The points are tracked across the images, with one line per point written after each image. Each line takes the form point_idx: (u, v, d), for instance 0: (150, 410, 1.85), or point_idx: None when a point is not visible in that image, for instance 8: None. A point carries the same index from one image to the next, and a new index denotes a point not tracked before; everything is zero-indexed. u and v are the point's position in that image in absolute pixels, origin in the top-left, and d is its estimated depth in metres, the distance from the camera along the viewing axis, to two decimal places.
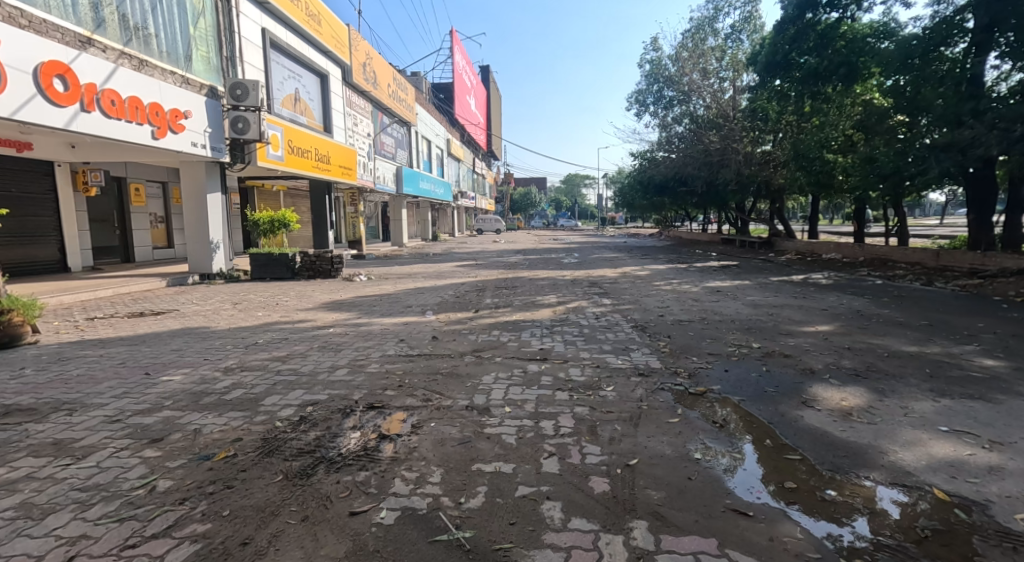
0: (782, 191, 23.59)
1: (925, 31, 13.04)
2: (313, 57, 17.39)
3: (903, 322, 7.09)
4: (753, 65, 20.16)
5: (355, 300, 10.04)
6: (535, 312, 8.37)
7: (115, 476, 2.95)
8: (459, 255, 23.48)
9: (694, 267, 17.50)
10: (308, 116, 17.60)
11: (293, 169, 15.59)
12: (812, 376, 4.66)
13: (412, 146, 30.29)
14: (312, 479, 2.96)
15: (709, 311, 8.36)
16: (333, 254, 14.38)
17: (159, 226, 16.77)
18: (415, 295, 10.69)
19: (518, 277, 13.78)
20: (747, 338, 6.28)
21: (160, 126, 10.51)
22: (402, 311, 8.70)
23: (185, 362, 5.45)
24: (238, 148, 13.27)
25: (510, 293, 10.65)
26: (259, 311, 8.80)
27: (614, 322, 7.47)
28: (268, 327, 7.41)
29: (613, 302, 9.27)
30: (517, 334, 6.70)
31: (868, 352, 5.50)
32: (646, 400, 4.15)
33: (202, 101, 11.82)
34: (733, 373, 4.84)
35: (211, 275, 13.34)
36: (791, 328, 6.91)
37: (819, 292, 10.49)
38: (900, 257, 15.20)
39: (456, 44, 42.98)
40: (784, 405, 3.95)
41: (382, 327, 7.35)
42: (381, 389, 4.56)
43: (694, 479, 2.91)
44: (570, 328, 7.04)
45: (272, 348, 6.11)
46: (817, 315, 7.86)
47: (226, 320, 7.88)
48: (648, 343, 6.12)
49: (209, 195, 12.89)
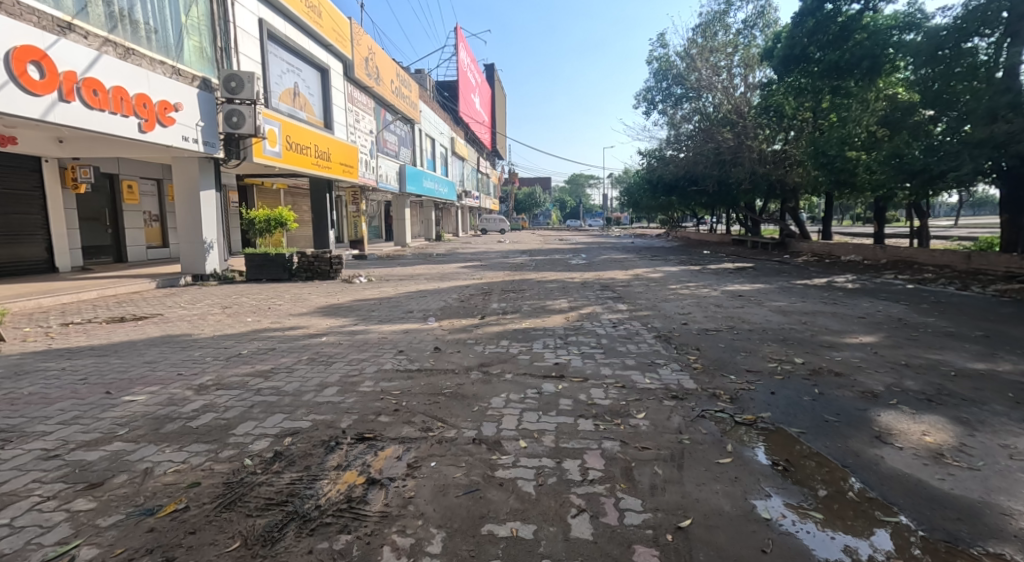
0: (796, 191, 22.86)
1: (955, 21, 12.35)
2: (312, 49, 16.79)
3: (955, 333, 6.44)
4: (769, 60, 19.47)
5: (353, 304, 9.39)
6: (546, 320, 7.69)
7: (26, 542, 2.33)
8: (463, 256, 22.84)
9: (709, 268, 16.75)
10: (307, 112, 17.01)
11: (291, 166, 14.98)
12: (876, 401, 4.01)
13: (416, 144, 29.72)
14: (277, 549, 2.32)
15: (735, 318, 7.68)
16: (333, 254, 13.78)
17: (153, 225, 16.20)
18: (417, 298, 10.03)
19: (526, 280, 13.10)
20: (786, 352, 5.61)
21: (147, 119, 9.88)
22: (402, 317, 8.04)
23: (155, 378, 4.81)
24: (233, 144, 12.67)
25: (519, 297, 9.98)
26: (249, 316, 8.15)
27: (634, 331, 6.81)
28: (255, 335, 6.77)
29: (629, 309, 8.58)
30: (528, 345, 6.05)
31: (930, 370, 4.83)
32: (688, 433, 3.51)
33: (193, 93, 11.20)
34: (781, 396, 4.19)
35: (205, 275, 12.75)
36: (833, 339, 6.24)
37: (850, 297, 9.79)
38: (927, 260, 14.41)
39: (461, 41, 42.39)
40: (856, 441, 3.30)
41: (379, 335, 6.72)
42: (373, 415, 3.92)
43: (771, 552, 2.29)
44: (586, 339, 6.38)
45: (256, 361, 5.47)
46: (855, 323, 7.19)
47: (211, 328, 7.23)
48: (676, 357, 5.46)
49: (202, 192, 12.30)
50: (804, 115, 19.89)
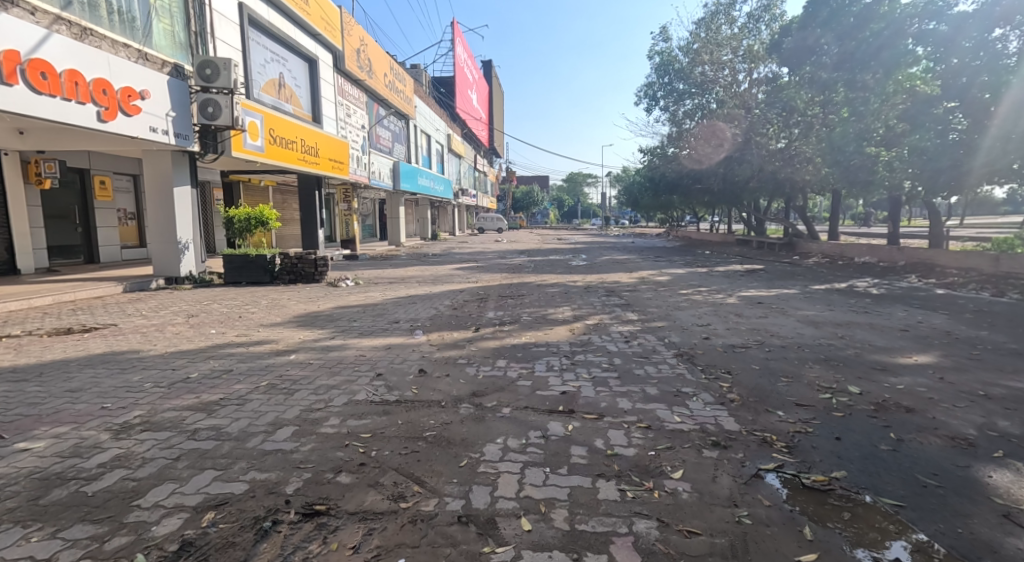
0: (805, 189, 22.01)
1: (982, 8, 11.48)
2: (298, 38, 15.87)
3: (1021, 351, 5.60)
4: (778, 52, 18.57)
5: (334, 312, 8.47)
6: (549, 333, 6.79)
7: None
8: (460, 256, 21.94)
9: (718, 270, 15.89)
10: (293, 104, 16.11)
11: (274, 161, 14.04)
12: (978, 455, 3.14)
13: (410, 140, 28.81)
14: None
15: (762, 331, 6.80)
16: (317, 256, 12.87)
17: (129, 223, 15.25)
18: (405, 305, 9.14)
19: (524, 283, 12.19)
20: (835, 377, 4.72)
21: (107, 107, 8.95)
22: (386, 329, 7.10)
23: (71, 415, 3.87)
24: (209, 137, 11.76)
25: (517, 304, 9.07)
26: (214, 327, 7.22)
27: (651, 348, 5.90)
28: (212, 352, 5.82)
29: (641, 319, 7.67)
30: (529, 368, 5.14)
31: (1020, 405, 3.96)
32: (746, 506, 2.64)
33: (163, 80, 10.27)
34: (850, 442, 3.35)
35: (178, 279, 11.83)
36: (883, 359, 5.37)
37: (881, 305, 8.94)
38: (949, 264, 13.54)
39: (457, 36, 41.42)
40: (980, 526, 2.43)
41: (356, 353, 5.82)
42: (331, 473, 3.03)
43: None
44: (596, 358, 5.48)
45: (204, 389, 4.54)
46: (901, 339, 6.30)
47: (166, 342, 6.30)
48: (705, 385, 4.57)
49: (175, 188, 11.40)
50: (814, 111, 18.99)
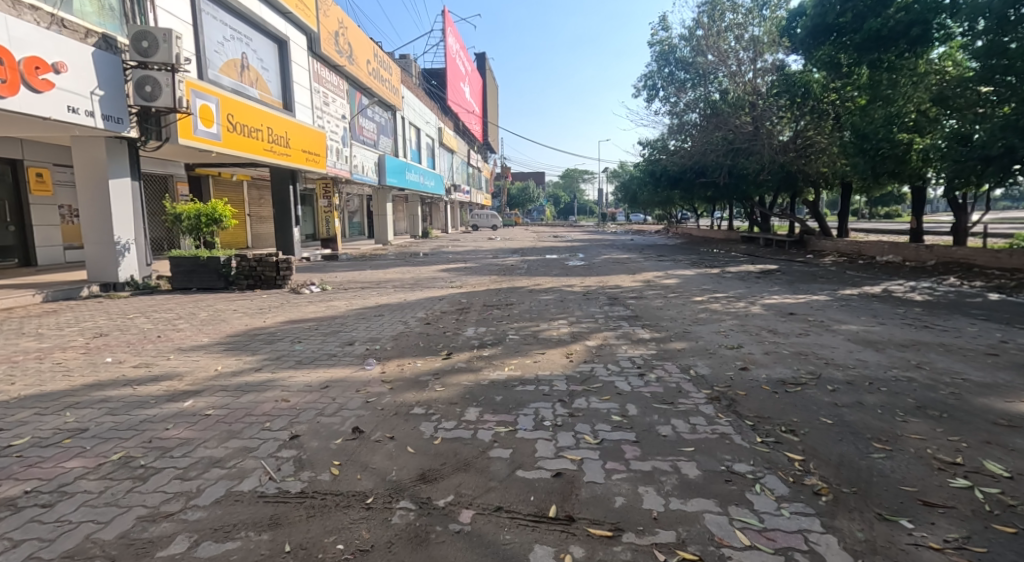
0: (819, 181, 20.56)
1: None
2: (263, 16, 14.30)
3: None
4: (791, 35, 16.97)
5: (277, 330, 6.90)
6: (540, 361, 5.26)
7: None
8: (449, 256, 20.27)
9: (730, 271, 14.39)
10: (260, 89, 14.55)
11: (234, 151, 12.51)
12: None
13: (398, 132, 27.22)
14: None
15: (812, 357, 5.30)
16: (279, 257, 11.26)
17: (74, 221, 13.63)
18: (369, 319, 7.63)
19: (516, 289, 10.68)
20: (952, 443, 3.23)
21: (6, 79, 7.38)
22: (333, 356, 5.56)
23: None
24: (151, 121, 10.24)
25: (504, 318, 7.54)
26: (114, 354, 5.65)
27: (675, 387, 4.40)
28: (82, 395, 4.28)
29: (655, 339, 6.16)
30: (510, 424, 3.61)
31: None
32: None
33: (86, 52, 8.70)
34: None
35: (116, 285, 10.24)
36: (1001, 405, 3.90)
37: (943, 316, 7.44)
38: (988, 263, 12.20)
39: (448, 27, 39.71)
40: None
41: (278, 396, 4.28)
42: None
43: None
44: (603, 405, 3.96)
45: (15, 471, 3.00)
46: (1000, 369, 4.82)
47: (31, 380, 4.72)
48: (768, 458, 3.07)
49: (110, 181, 9.84)
50: (829, 97, 17.54)
